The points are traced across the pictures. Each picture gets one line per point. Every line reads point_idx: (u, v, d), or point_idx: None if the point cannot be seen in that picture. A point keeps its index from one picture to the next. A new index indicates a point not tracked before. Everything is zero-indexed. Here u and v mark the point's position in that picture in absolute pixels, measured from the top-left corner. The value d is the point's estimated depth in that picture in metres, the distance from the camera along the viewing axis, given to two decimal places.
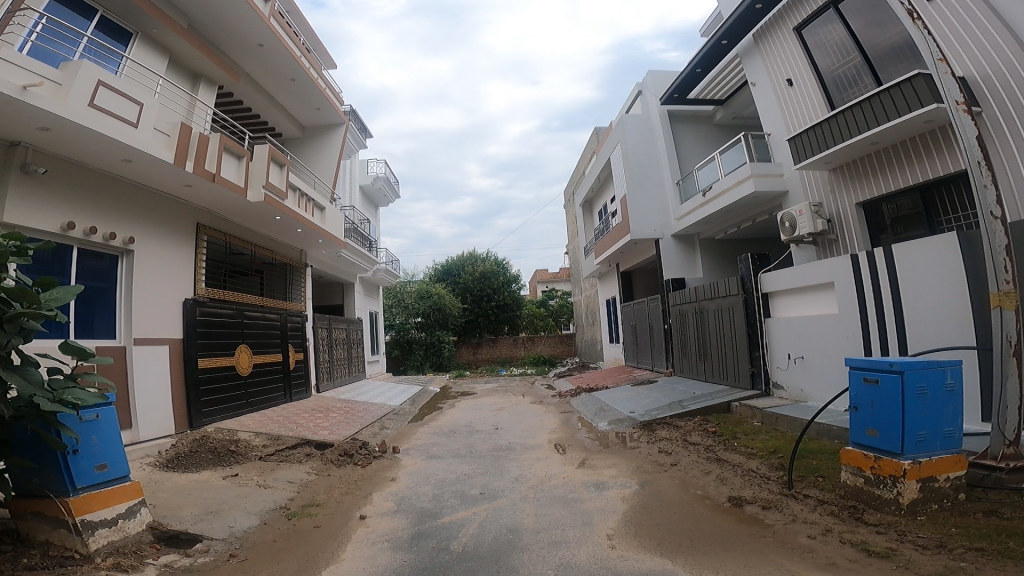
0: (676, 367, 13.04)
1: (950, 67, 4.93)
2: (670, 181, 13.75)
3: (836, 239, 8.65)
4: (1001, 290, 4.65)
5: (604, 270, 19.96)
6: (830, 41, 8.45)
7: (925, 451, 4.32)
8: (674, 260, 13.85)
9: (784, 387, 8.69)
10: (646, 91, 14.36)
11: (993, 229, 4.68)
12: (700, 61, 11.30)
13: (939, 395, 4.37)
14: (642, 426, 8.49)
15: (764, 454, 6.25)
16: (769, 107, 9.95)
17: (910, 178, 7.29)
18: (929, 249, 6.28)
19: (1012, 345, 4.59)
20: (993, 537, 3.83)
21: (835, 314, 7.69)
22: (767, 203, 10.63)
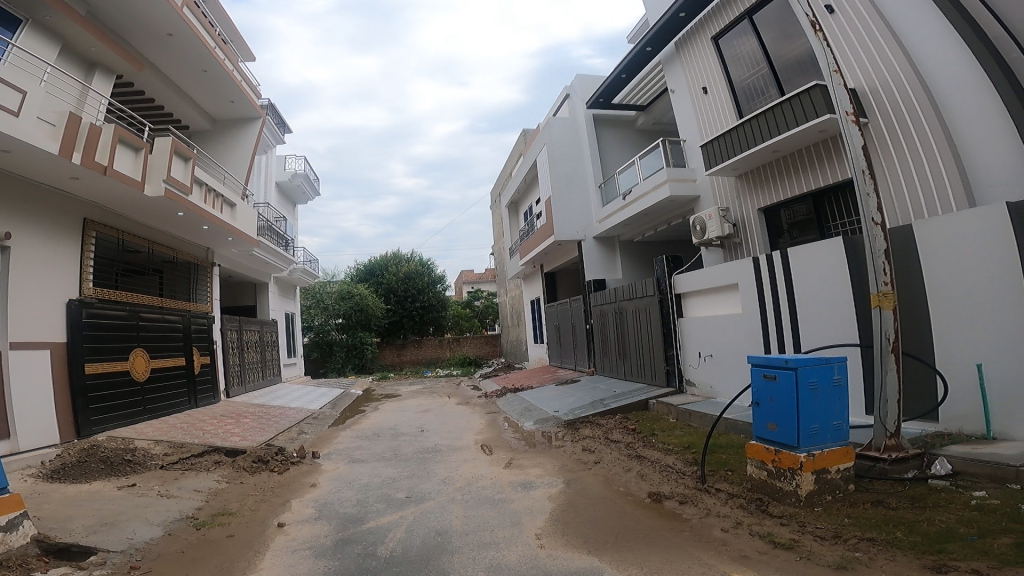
0: (597, 366, 13.34)
1: (843, 79, 5.32)
2: (593, 184, 14.06)
3: (740, 242, 9.12)
4: (882, 291, 5.12)
5: (528, 271, 20.20)
6: (743, 53, 8.92)
7: (818, 443, 4.72)
8: (596, 262, 14.18)
9: (696, 383, 9.11)
10: (574, 95, 14.59)
11: (874, 234, 5.15)
12: (624, 67, 11.50)
13: (828, 389, 4.78)
14: (566, 425, 8.59)
15: (680, 450, 6.46)
16: (686, 114, 10.38)
17: (806, 185, 7.81)
18: (819, 253, 6.73)
19: (890, 341, 5.11)
20: (882, 526, 4.18)
21: (739, 313, 8.13)
22: (681, 207, 11.09)
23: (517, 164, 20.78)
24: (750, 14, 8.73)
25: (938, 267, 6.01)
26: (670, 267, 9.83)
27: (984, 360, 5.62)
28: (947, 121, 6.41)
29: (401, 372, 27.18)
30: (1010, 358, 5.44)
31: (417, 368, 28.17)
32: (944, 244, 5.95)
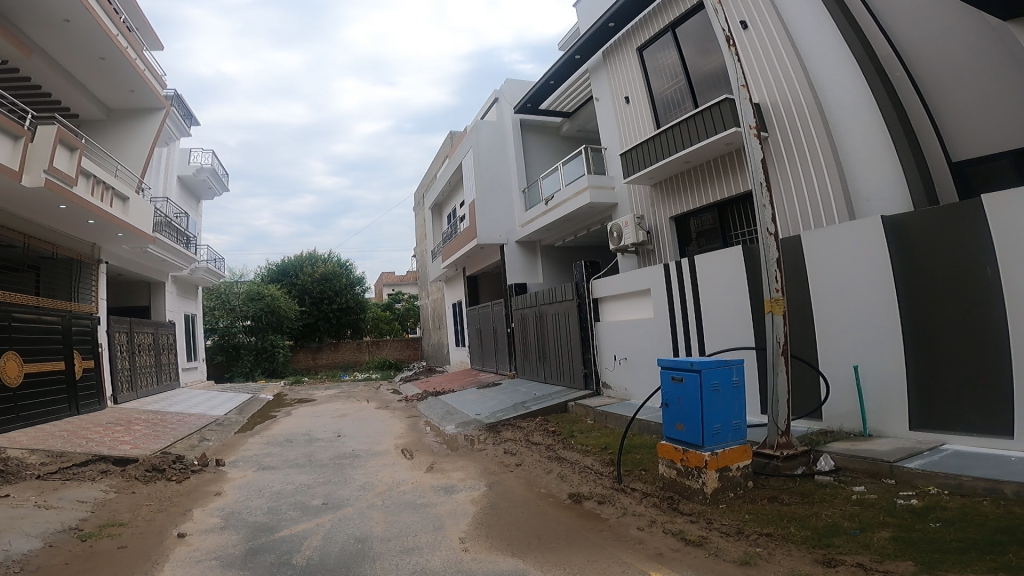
0: (518, 369, 13.40)
1: (749, 94, 5.67)
2: (517, 189, 14.20)
3: (654, 249, 9.26)
4: (773, 297, 5.47)
5: (450, 275, 20.13)
6: (665, 66, 9.21)
7: (720, 441, 5.13)
8: (517, 266, 14.32)
9: (612, 386, 9.36)
10: (502, 98, 14.58)
11: (769, 244, 5.57)
12: (553, 73, 11.50)
13: (728, 390, 5.23)
14: (488, 428, 8.54)
15: (597, 450, 6.54)
16: (609, 123, 10.61)
17: (713, 195, 8.10)
18: (724, 260, 7.04)
19: (781, 344, 5.50)
20: (777, 522, 4.54)
21: (651, 318, 8.44)
22: (599, 214, 11.40)
23: (442, 165, 20.54)
24: (674, 26, 8.98)
25: (824, 277, 6.52)
26: (588, 272, 9.99)
27: (860, 362, 6.17)
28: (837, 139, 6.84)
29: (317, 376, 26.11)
30: (882, 362, 6.00)
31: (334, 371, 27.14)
32: (829, 255, 6.46)
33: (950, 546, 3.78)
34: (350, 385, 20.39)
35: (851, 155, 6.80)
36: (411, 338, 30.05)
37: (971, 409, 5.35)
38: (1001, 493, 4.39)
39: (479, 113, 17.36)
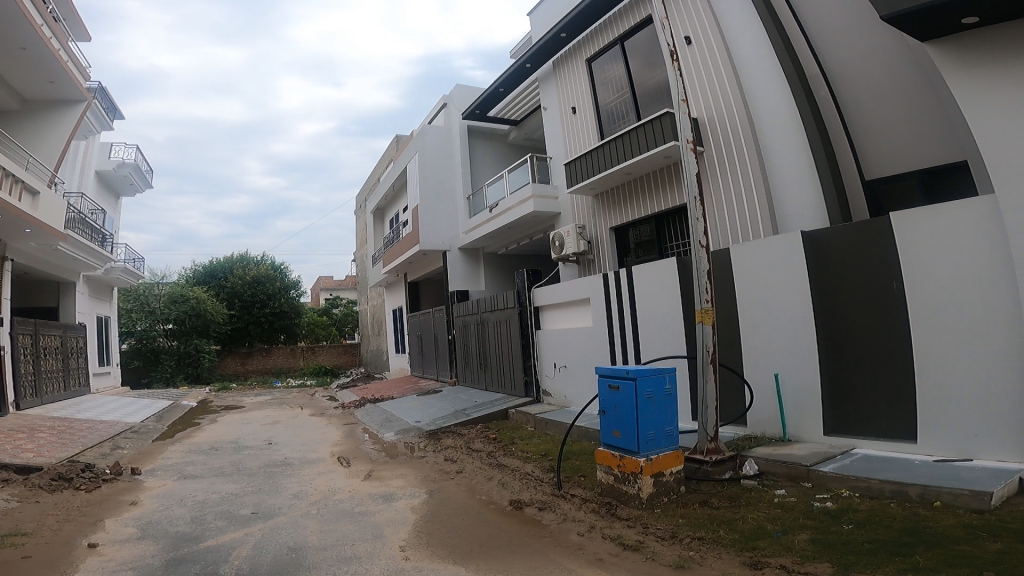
0: (459, 376, 13.28)
1: (689, 109, 5.93)
2: (462, 195, 14.13)
3: (593, 259, 9.36)
4: (704, 308, 5.77)
5: (391, 280, 19.81)
6: (611, 78, 9.14)
7: (654, 447, 5.28)
8: (459, 273, 14.23)
9: (552, 393, 9.42)
10: (452, 103, 14.49)
11: (700, 255, 5.83)
12: (503, 80, 11.40)
13: (661, 397, 5.39)
14: (428, 435, 8.39)
15: (538, 457, 6.53)
16: (554, 133, 10.54)
17: (651, 207, 8.16)
18: (660, 272, 7.24)
19: (710, 353, 5.74)
20: (708, 526, 4.71)
21: (590, 326, 8.55)
22: (542, 223, 11.50)
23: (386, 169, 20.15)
24: (622, 39, 8.90)
25: (751, 289, 6.84)
26: (530, 281, 10.01)
27: (781, 370, 6.52)
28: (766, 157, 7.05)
29: (247, 381, 24.96)
30: (800, 370, 6.36)
31: (266, 377, 26.03)
32: (754, 268, 6.80)
33: (864, 548, 4.01)
34: (283, 392, 19.58)
35: (777, 172, 7.02)
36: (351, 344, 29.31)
37: (879, 413, 5.77)
38: (907, 495, 4.72)
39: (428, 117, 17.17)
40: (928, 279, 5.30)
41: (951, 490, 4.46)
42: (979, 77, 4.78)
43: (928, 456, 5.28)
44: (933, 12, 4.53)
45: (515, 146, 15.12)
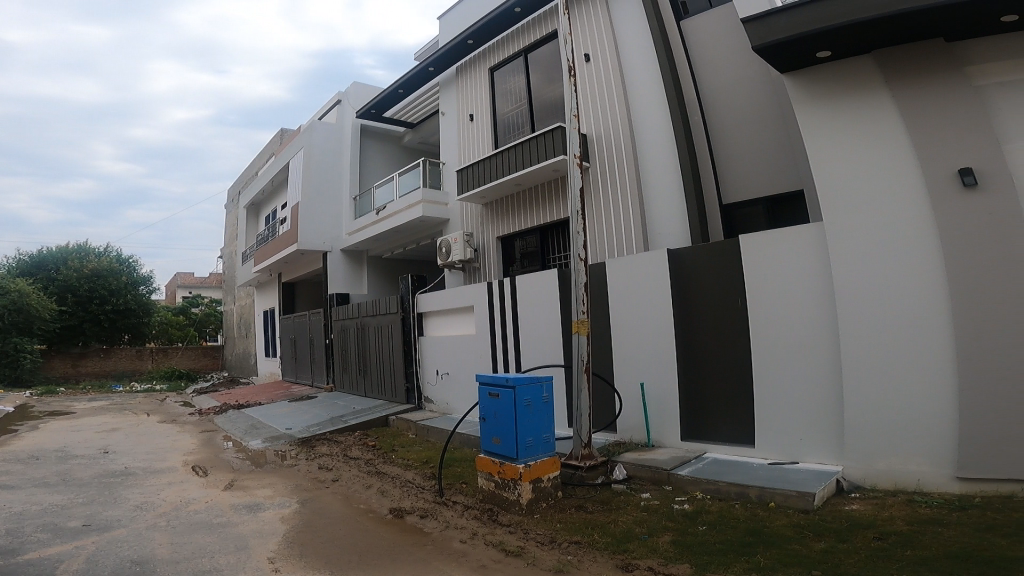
0: (335, 383, 12.64)
1: (578, 125, 6.21)
2: (348, 196, 13.57)
3: (479, 267, 9.37)
4: (580, 319, 6.04)
5: (263, 280, 18.52)
6: (511, 89, 9.24)
7: (532, 454, 5.34)
8: (340, 275, 13.61)
9: (434, 400, 9.24)
10: (347, 100, 13.91)
11: (578, 267, 6.13)
12: (403, 82, 11.14)
13: (539, 405, 5.48)
14: (300, 443, 7.82)
15: (419, 464, 6.32)
16: (450, 138, 10.45)
17: (537, 219, 8.34)
18: (541, 282, 7.38)
19: (584, 363, 6.00)
20: (584, 530, 4.83)
21: (473, 334, 8.49)
22: (430, 229, 11.33)
23: (266, 162, 18.86)
24: (527, 52, 9.00)
25: (623, 303, 7.22)
26: (415, 286, 9.74)
27: (647, 380, 6.92)
28: (644, 178, 7.37)
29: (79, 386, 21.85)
30: (662, 379, 6.78)
31: (104, 381, 22.97)
32: (627, 283, 7.17)
33: (716, 548, 4.32)
34: (125, 396, 17.38)
35: (652, 194, 7.39)
36: (209, 346, 27.45)
37: (726, 421, 6.35)
38: (748, 497, 5.20)
39: (318, 113, 16.36)
40: (768, 299, 5.93)
41: (784, 491, 4.97)
42: (827, 120, 5.41)
43: (765, 460, 5.91)
44: (795, 56, 5.09)
45: (407, 151, 14.80)
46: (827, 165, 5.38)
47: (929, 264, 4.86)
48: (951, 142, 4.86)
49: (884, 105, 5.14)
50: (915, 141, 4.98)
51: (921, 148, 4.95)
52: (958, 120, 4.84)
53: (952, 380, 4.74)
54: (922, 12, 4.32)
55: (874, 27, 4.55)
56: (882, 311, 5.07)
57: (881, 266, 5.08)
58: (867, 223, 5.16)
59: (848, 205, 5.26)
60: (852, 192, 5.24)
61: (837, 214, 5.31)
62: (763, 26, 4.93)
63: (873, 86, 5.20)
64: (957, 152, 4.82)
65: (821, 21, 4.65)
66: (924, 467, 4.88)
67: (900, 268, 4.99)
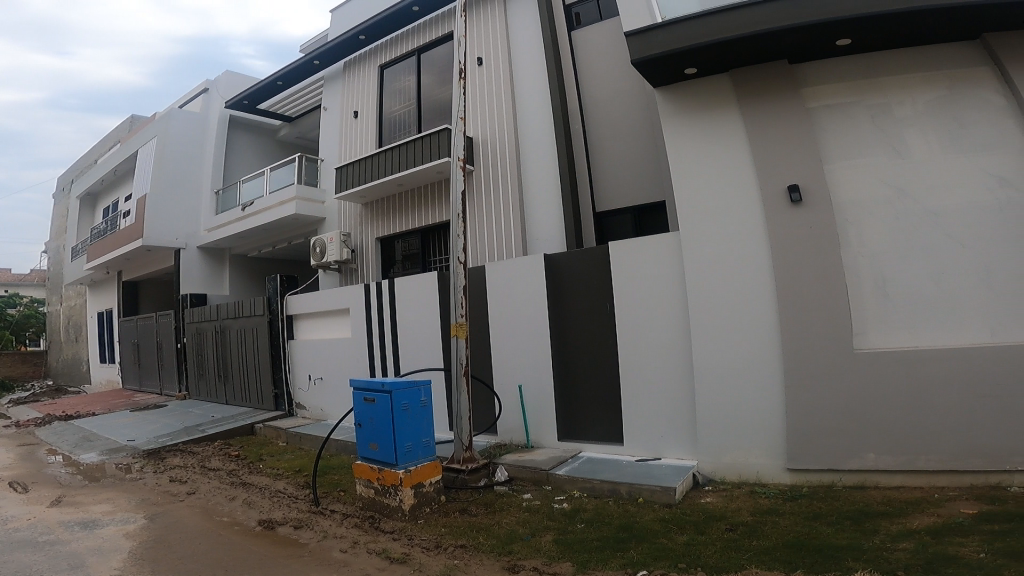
0: (190, 391, 11.44)
1: (465, 128, 6.18)
2: (209, 189, 12.38)
3: (356, 268, 8.96)
4: (458, 322, 5.98)
5: (100, 279, 16.27)
6: (400, 88, 9.02)
7: (412, 459, 5.11)
8: (196, 274, 12.38)
9: (306, 407, 8.64)
10: (215, 89, 12.75)
11: (458, 272, 6.05)
12: (283, 73, 10.46)
13: (416, 410, 5.26)
14: (146, 455, 6.85)
15: (290, 473, 5.76)
16: (331, 134, 9.96)
17: (418, 221, 8.15)
18: (420, 283, 7.17)
19: (463, 367, 5.93)
20: (469, 533, 4.70)
21: (349, 337, 8.03)
22: (303, 228, 10.61)
23: (112, 148, 16.72)
24: (420, 52, 8.81)
25: (502, 307, 7.28)
26: (284, 287, 9.01)
27: (524, 382, 7.00)
28: (524, 185, 7.52)
29: None
30: (538, 381, 6.89)
31: None
32: (505, 287, 7.23)
33: (594, 545, 4.41)
34: None
35: (530, 201, 7.55)
36: (27, 351, 22.80)
37: (597, 422, 6.60)
38: (619, 493, 5.41)
39: (179, 100, 14.85)
40: (632, 303, 6.27)
41: (650, 487, 5.25)
42: (694, 134, 5.84)
43: (633, 457, 6.23)
44: (669, 71, 5.49)
45: (281, 145, 13.80)
46: (689, 178, 5.84)
47: (764, 278, 5.47)
48: (793, 162, 5.44)
49: (737, 124, 5.66)
50: (755, 160, 5.55)
51: (762, 166, 5.51)
52: (795, 142, 5.44)
53: (778, 381, 5.37)
54: (773, 32, 4.82)
55: (741, 47, 5.03)
56: (730, 316, 5.59)
57: (727, 276, 5.61)
58: (717, 237, 5.68)
59: (703, 218, 5.76)
60: (706, 206, 5.75)
61: (692, 226, 5.79)
62: (643, 40, 5.27)
63: (727, 105, 5.72)
64: (790, 172, 5.43)
65: (694, 40, 5.06)
66: (762, 459, 5.44)
67: (741, 282, 5.56)
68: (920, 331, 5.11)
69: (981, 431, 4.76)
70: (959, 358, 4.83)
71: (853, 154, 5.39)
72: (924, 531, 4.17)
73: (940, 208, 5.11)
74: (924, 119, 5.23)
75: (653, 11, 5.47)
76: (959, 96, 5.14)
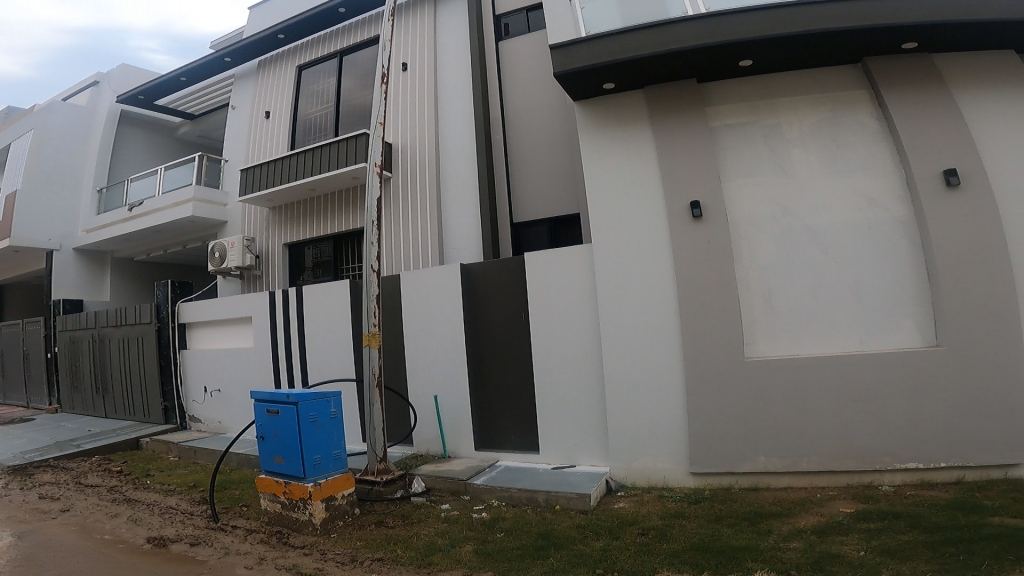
0: (63, 405, 10.31)
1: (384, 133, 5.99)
2: (91, 187, 11.25)
3: (260, 275, 8.44)
4: (371, 331, 5.63)
5: None
6: (316, 90, 8.73)
7: (322, 472, 4.78)
8: (73, 279, 11.21)
9: (201, 420, 7.98)
10: (107, 82, 11.67)
11: (370, 280, 5.71)
12: (188, 69, 9.83)
13: (326, 423, 4.92)
14: (7, 471, 5.98)
15: (183, 490, 5.22)
16: (238, 134, 9.42)
17: (330, 227, 7.84)
18: (329, 290, 6.82)
19: (375, 377, 5.59)
20: (388, 545, 4.44)
21: (250, 347, 7.49)
22: (201, 231, 9.82)
23: None
24: (342, 55, 8.63)
25: (416, 316, 7.11)
26: (176, 293, 8.23)
27: (439, 393, 6.85)
28: (442, 195, 7.50)
29: None
30: (455, 392, 6.77)
31: None
32: (419, 297, 7.07)
33: (514, 554, 4.30)
34: None
35: (448, 212, 7.54)
36: None
37: (513, 430, 6.56)
38: (537, 501, 5.36)
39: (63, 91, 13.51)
40: (546, 313, 6.34)
41: (566, 494, 5.25)
42: (612, 145, 6.11)
43: (549, 465, 6.23)
44: (591, 85, 5.74)
45: (181, 144, 12.85)
46: (604, 189, 6.08)
47: (668, 290, 5.76)
48: (698, 178, 5.80)
49: (648, 139, 6.00)
50: (662, 175, 5.89)
51: (668, 181, 5.85)
52: (698, 160, 5.83)
53: (679, 386, 5.64)
54: (684, 51, 5.20)
55: (658, 63, 5.37)
56: (639, 325, 5.81)
57: (636, 287, 5.85)
58: (626, 248, 5.93)
59: (614, 229, 5.99)
60: (618, 219, 5.99)
61: (604, 237, 6.00)
62: (568, 53, 5.49)
63: (641, 120, 6.06)
64: (691, 189, 5.79)
65: (616, 55, 5.34)
66: (669, 464, 5.66)
67: (648, 294, 5.81)
68: (806, 338, 5.57)
69: (854, 434, 5.23)
70: (838, 365, 5.30)
71: (748, 173, 5.86)
72: (811, 532, 4.42)
73: (821, 225, 5.65)
74: (808, 140, 5.79)
75: (578, 26, 5.73)
76: (838, 119, 5.74)
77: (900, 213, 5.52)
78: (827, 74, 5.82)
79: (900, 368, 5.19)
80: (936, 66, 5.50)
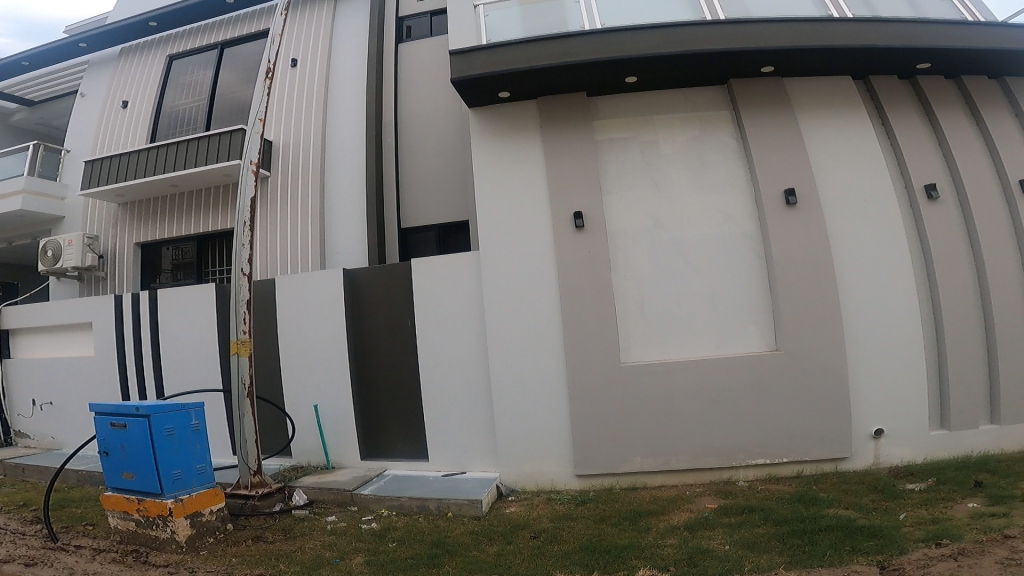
0: None
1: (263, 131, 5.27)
2: None
3: (105, 278, 7.49)
4: (240, 338, 4.92)
5: None
6: (187, 82, 8.08)
7: (184, 488, 4.15)
8: None
9: (31, 435, 6.91)
10: None
11: (240, 285, 4.99)
12: (33, 51, 8.69)
13: (186, 435, 4.24)
14: None
15: (9, 509, 4.80)
16: (85, 123, 8.37)
17: (194, 227, 7.18)
18: (191, 294, 6.15)
19: (246, 386, 4.93)
20: (267, 560, 3.97)
21: (89, 356, 6.56)
22: (31, 226, 8.48)
23: None
24: (220, 48, 8.10)
25: (296, 323, 6.62)
26: None
27: (320, 402, 6.44)
28: (324, 198, 7.19)
29: None
30: (339, 401, 6.39)
31: None
32: (296, 305, 6.60)
33: (407, 564, 4.04)
34: None
35: (331, 216, 7.23)
36: None
37: (401, 438, 6.34)
38: (428, 509, 5.14)
39: None
40: (433, 321, 6.23)
41: (457, 500, 5.10)
42: (507, 150, 6.30)
43: (438, 472, 6.06)
44: (487, 92, 5.93)
45: None
46: (495, 194, 6.21)
47: (552, 296, 5.97)
48: (583, 189, 6.13)
49: (539, 148, 6.27)
50: (549, 184, 6.15)
51: (553, 190, 6.13)
52: (583, 171, 6.18)
53: (563, 388, 5.82)
54: (573, 65, 5.58)
55: (552, 75, 5.70)
56: (526, 329, 5.93)
57: (523, 293, 5.98)
58: (512, 253, 6.06)
59: (502, 236, 6.10)
60: (507, 225, 6.12)
61: (493, 242, 6.10)
62: (466, 58, 5.64)
63: (533, 129, 6.33)
64: (575, 201, 6.10)
65: (512, 64, 5.58)
66: (555, 467, 5.78)
67: (535, 302, 5.96)
68: (675, 342, 6.04)
69: (714, 432, 5.72)
70: (703, 366, 5.75)
71: (626, 186, 6.32)
72: (683, 528, 4.63)
73: (687, 238, 6.21)
74: (678, 158, 6.39)
75: (479, 34, 5.95)
76: (704, 140, 6.42)
77: (749, 229, 6.23)
78: (698, 99, 6.52)
79: (753, 369, 5.76)
80: (788, 101, 6.37)
